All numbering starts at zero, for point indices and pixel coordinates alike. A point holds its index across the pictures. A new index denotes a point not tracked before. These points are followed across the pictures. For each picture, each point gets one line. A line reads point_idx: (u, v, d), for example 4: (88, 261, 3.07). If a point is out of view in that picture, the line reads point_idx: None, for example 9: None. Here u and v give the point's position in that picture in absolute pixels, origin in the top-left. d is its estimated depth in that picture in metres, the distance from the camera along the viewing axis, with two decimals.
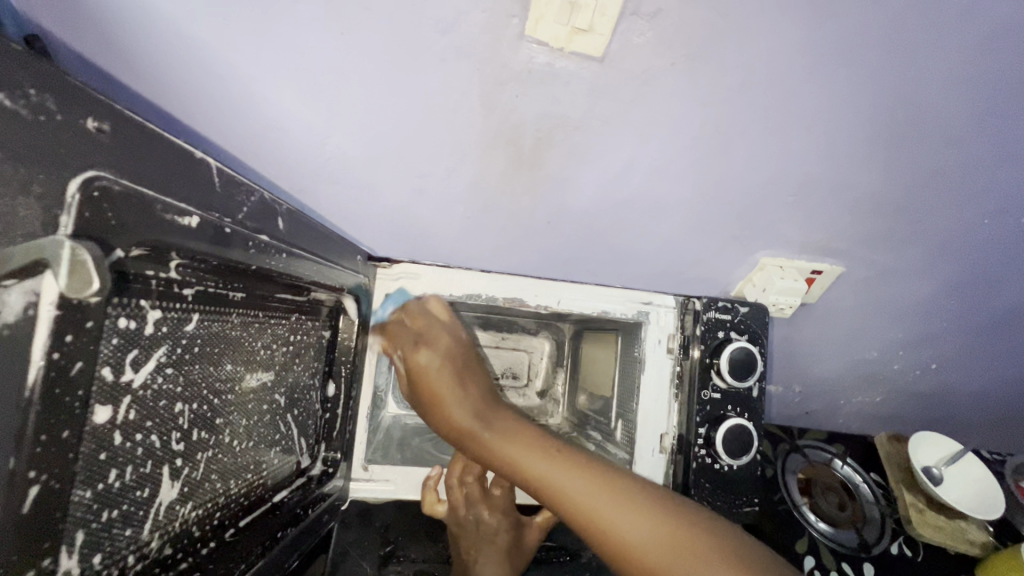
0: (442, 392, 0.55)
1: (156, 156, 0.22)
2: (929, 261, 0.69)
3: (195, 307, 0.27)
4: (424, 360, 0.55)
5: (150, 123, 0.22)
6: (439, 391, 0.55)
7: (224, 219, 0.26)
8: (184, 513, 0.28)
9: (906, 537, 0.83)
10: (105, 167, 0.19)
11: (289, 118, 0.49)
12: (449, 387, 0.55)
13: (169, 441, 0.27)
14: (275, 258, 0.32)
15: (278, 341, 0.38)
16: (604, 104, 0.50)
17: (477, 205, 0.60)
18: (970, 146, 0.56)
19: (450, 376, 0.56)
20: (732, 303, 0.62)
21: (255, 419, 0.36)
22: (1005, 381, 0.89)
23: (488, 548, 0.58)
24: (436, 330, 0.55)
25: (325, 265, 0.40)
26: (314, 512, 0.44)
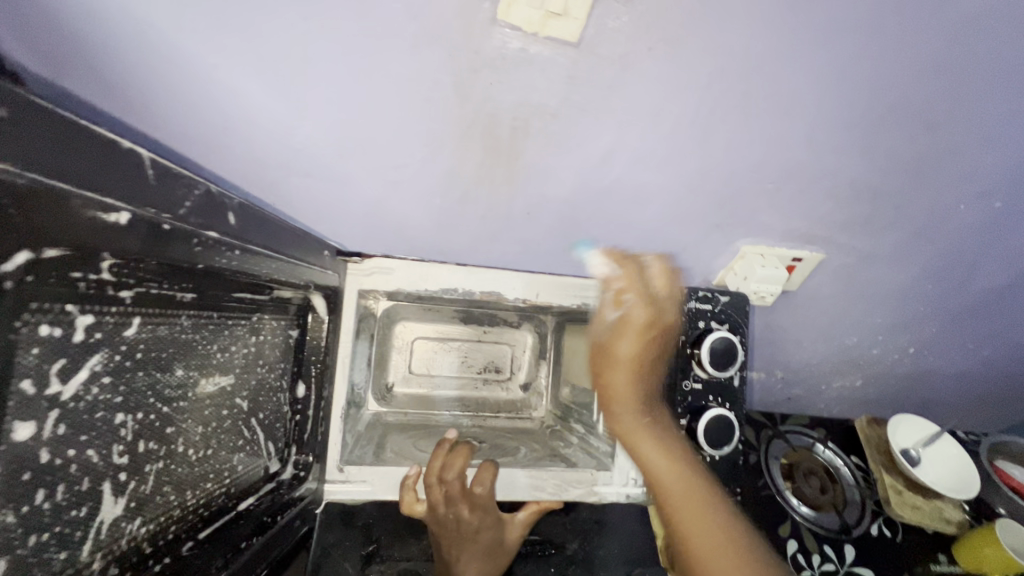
0: (615, 359, 0.58)
1: (75, 146, 0.20)
2: (907, 245, 0.69)
3: (136, 310, 0.25)
4: (631, 323, 0.58)
5: (63, 111, 0.20)
6: (623, 353, 0.58)
7: (162, 216, 0.24)
8: (133, 530, 0.26)
9: (885, 518, 0.84)
10: (10, 160, 0.17)
11: (251, 108, 0.47)
12: (630, 355, 0.57)
13: (110, 454, 0.25)
14: (225, 255, 0.30)
15: (238, 343, 0.37)
16: (581, 90, 0.48)
17: (453, 196, 0.58)
18: (947, 130, 0.56)
19: (640, 349, 0.58)
20: (712, 293, 0.61)
21: (213, 426, 0.34)
22: (979, 364, 0.91)
23: (470, 548, 0.57)
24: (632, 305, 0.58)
25: (286, 262, 0.38)
26: (284, 518, 0.42)
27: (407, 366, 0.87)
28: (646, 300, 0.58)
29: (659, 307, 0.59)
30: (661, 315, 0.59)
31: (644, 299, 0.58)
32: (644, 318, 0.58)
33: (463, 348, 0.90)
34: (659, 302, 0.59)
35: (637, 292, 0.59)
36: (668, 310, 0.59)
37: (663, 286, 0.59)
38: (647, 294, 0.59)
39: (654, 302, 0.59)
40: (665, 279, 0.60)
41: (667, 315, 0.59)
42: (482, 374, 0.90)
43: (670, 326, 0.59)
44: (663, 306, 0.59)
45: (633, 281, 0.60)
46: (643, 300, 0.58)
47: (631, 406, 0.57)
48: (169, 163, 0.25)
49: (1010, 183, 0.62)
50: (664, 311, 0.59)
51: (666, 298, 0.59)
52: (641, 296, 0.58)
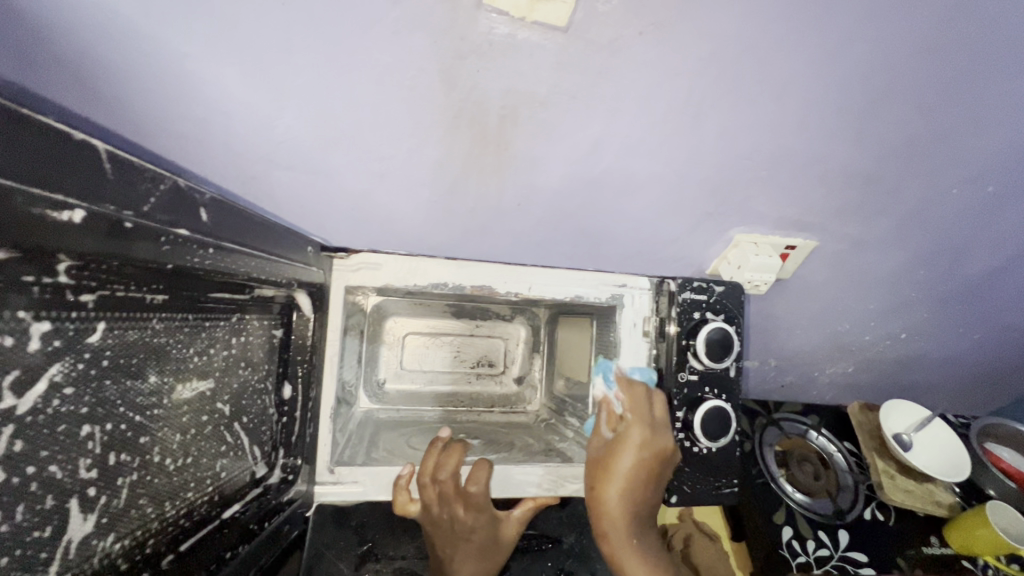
0: (610, 487, 0.56)
1: (19, 138, 0.18)
2: (900, 231, 0.68)
3: (100, 314, 0.24)
4: (628, 449, 0.56)
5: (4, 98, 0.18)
6: (614, 499, 0.56)
7: (122, 213, 0.23)
8: (106, 547, 0.25)
9: (878, 503, 0.84)
10: None
11: (228, 100, 0.45)
12: (621, 494, 0.56)
13: (77, 469, 0.23)
14: (197, 254, 0.28)
15: (217, 345, 0.35)
16: (571, 78, 0.47)
17: (441, 189, 0.56)
18: (941, 114, 0.55)
19: (637, 478, 0.56)
20: (707, 283, 0.60)
21: (193, 433, 0.33)
22: (971, 349, 0.91)
23: (465, 547, 0.56)
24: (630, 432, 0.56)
25: (266, 259, 0.36)
26: (273, 523, 0.41)
27: (399, 361, 0.86)
28: (641, 439, 0.56)
29: (650, 429, 0.57)
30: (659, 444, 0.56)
31: (637, 425, 0.57)
32: (639, 450, 0.56)
33: (455, 342, 0.89)
34: (656, 427, 0.57)
35: (634, 435, 0.56)
36: (664, 433, 0.57)
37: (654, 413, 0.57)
38: (643, 427, 0.57)
39: (649, 433, 0.57)
40: (661, 407, 0.58)
41: (659, 441, 0.56)
42: (475, 369, 0.90)
43: (667, 451, 0.56)
44: (656, 442, 0.56)
45: (634, 409, 0.58)
46: (640, 440, 0.56)
47: (625, 528, 0.56)
48: (130, 156, 0.24)
49: (1004, 166, 0.61)
50: (657, 439, 0.56)
51: (660, 431, 0.57)
52: (641, 429, 0.56)
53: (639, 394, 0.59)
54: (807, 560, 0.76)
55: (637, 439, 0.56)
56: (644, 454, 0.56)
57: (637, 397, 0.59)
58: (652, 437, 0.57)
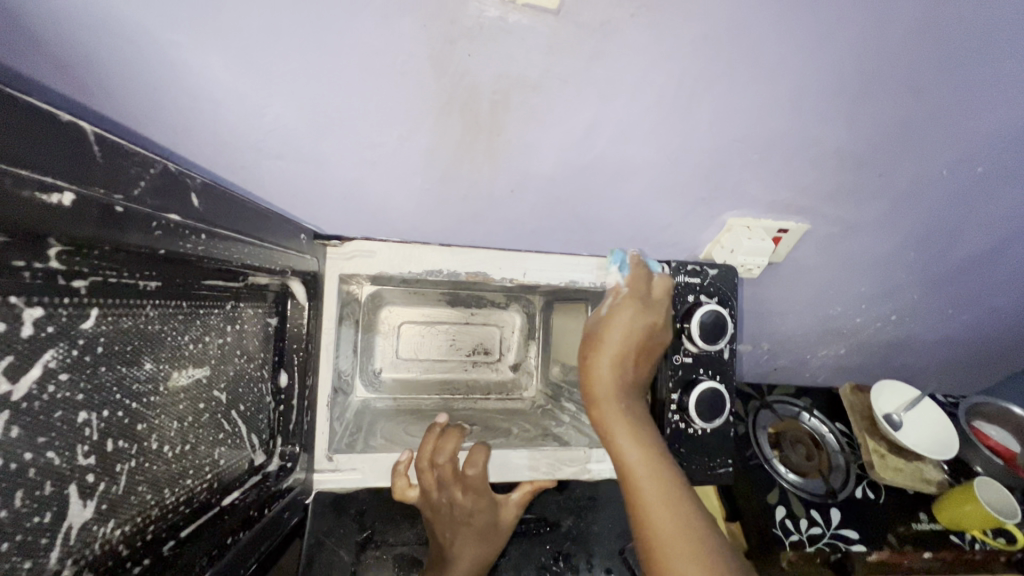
0: (604, 355, 0.55)
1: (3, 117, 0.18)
2: (891, 213, 0.69)
3: (93, 300, 0.23)
4: (621, 322, 0.55)
5: None
6: (606, 361, 0.55)
7: (112, 197, 0.22)
8: (106, 533, 0.25)
9: (869, 481, 0.85)
10: None
11: (215, 86, 0.44)
12: (614, 356, 0.54)
13: (75, 455, 0.23)
14: (188, 240, 0.28)
15: (212, 332, 0.35)
16: (562, 61, 0.47)
17: (433, 176, 0.56)
18: (932, 94, 0.55)
19: (629, 352, 0.55)
20: (701, 266, 0.61)
21: (190, 420, 0.33)
22: (960, 329, 0.92)
23: (464, 530, 0.58)
24: (633, 283, 0.58)
25: (259, 246, 0.36)
26: (272, 510, 0.41)
27: (395, 350, 0.86)
28: (636, 305, 0.56)
29: (646, 301, 0.57)
30: (655, 322, 0.57)
31: (634, 302, 0.56)
32: (636, 321, 0.55)
33: (451, 331, 0.90)
34: (651, 305, 0.57)
35: (632, 302, 0.57)
36: (658, 313, 0.57)
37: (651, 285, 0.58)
38: (638, 297, 0.57)
39: (642, 302, 0.57)
40: (661, 290, 0.58)
41: (653, 309, 0.57)
42: (472, 357, 0.90)
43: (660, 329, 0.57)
44: (649, 313, 0.56)
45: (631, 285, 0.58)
46: (634, 306, 0.56)
47: (615, 397, 0.54)
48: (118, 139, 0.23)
49: (992, 147, 0.61)
50: (650, 313, 0.56)
51: (656, 307, 0.57)
52: (636, 303, 0.56)
53: (640, 273, 0.59)
54: (800, 538, 0.75)
55: (631, 309, 0.56)
56: (640, 330, 0.55)
57: (634, 278, 0.58)
58: (648, 315, 0.56)
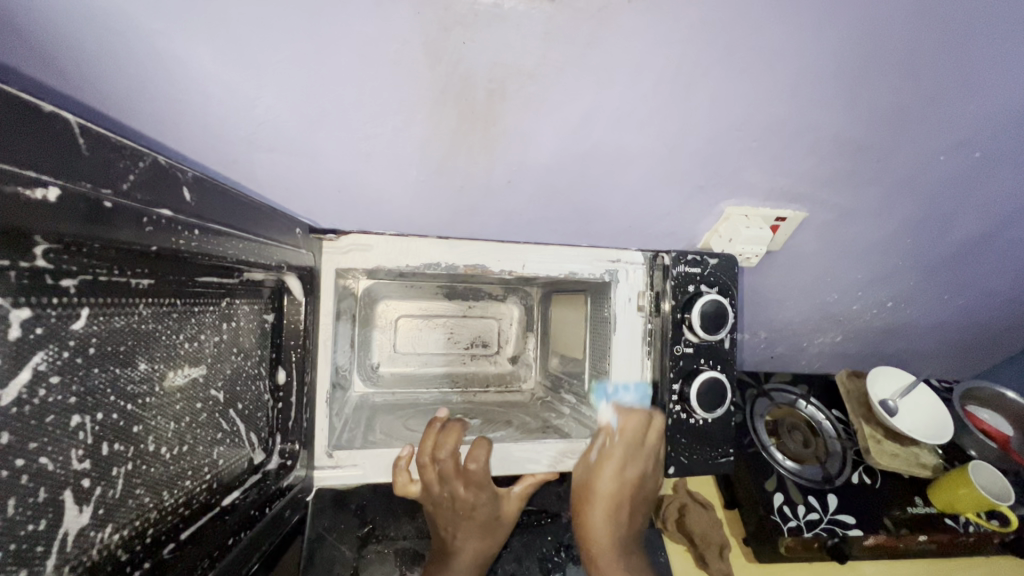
0: (596, 510, 0.61)
1: None
2: (888, 200, 0.68)
3: (83, 300, 0.23)
4: (612, 464, 0.60)
5: None
6: (599, 518, 0.60)
7: (101, 192, 0.21)
8: (104, 538, 0.25)
9: (865, 467, 0.85)
10: None
11: (204, 79, 0.43)
12: (605, 515, 0.60)
13: (69, 460, 0.22)
14: (181, 236, 0.27)
15: (207, 331, 0.34)
16: (559, 49, 0.46)
17: (430, 167, 0.55)
18: (931, 79, 0.54)
19: (620, 500, 0.61)
20: (701, 256, 0.60)
21: (188, 421, 0.32)
22: (955, 315, 0.92)
23: (466, 525, 0.57)
24: (625, 444, 0.60)
25: (254, 242, 0.35)
26: (274, 509, 0.40)
27: (392, 344, 0.85)
28: (624, 461, 0.60)
29: (636, 458, 0.60)
30: (644, 475, 0.61)
31: (623, 455, 0.60)
32: (621, 480, 0.60)
33: (449, 324, 0.89)
34: (641, 455, 0.60)
35: (625, 452, 0.60)
36: (649, 455, 0.60)
37: (646, 435, 0.60)
38: (630, 458, 0.60)
39: (632, 454, 0.60)
40: (654, 432, 0.60)
41: (643, 457, 0.60)
42: (470, 350, 0.90)
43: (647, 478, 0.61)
44: (637, 461, 0.60)
45: (624, 429, 0.60)
46: (624, 456, 0.60)
47: (610, 546, 0.60)
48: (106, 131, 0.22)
49: (991, 132, 0.61)
50: (639, 452, 0.60)
51: (647, 459, 0.60)
52: (626, 450, 0.60)
53: (633, 417, 0.60)
54: (798, 524, 0.76)
55: (621, 455, 0.60)
56: (629, 459, 0.60)
57: (625, 424, 0.60)
58: (635, 464, 0.60)
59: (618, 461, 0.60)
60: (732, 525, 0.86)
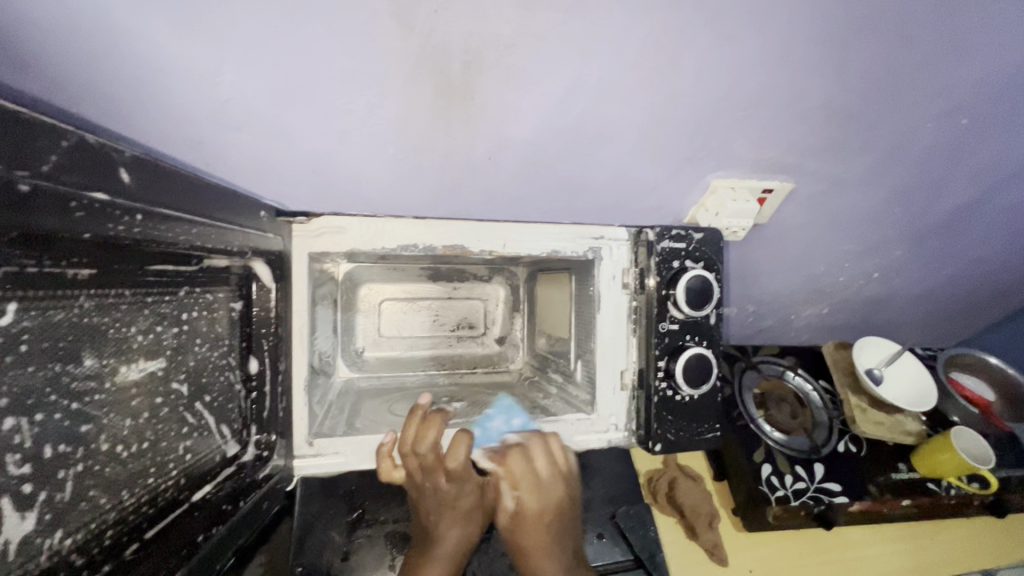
0: (536, 536, 0.55)
1: None
2: (876, 169, 0.67)
3: (11, 294, 0.21)
4: (524, 501, 0.55)
5: None
6: (536, 547, 0.55)
7: (18, 173, 0.19)
8: (54, 544, 0.23)
9: (851, 436, 0.86)
10: None
11: (156, 54, 0.40)
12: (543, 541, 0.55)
13: (6, 464, 0.21)
14: (119, 221, 0.25)
15: (164, 322, 0.32)
16: (535, 15, 0.43)
17: (406, 144, 0.52)
18: (920, 42, 0.53)
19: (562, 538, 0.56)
20: (686, 231, 0.58)
21: (147, 416, 0.31)
22: (941, 283, 0.92)
23: (449, 514, 0.56)
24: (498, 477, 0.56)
25: (211, 226, 0.33)
26: (249, 501, 0.39)
27: (377, 328, 0.84)
28: (532, 497, 0.55)
29: (547, 487, 0.56)
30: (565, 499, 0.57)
31: (550, 491, 0.56)
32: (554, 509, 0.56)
33: (434, 307, 0.87)
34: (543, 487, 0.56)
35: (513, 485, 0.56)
36: (553, 486, 0.56)
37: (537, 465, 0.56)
38: (544, 492, 0.55)
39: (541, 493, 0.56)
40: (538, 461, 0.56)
41: (529, 489, 0.56)
42: (456, 332, 0.89)
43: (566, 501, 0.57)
44: (535, 495, 0.55)
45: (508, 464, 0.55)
46: (526, 486, 0.55)
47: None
48: (19, 106, 0.20)
49: (979, 96, 0.59)
50: (532, 483, 0.55)
51: (551, 488, 0.56)
52: (529, 483, 0.55)
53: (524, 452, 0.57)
54: (785, 493, 0.77)
55: (526, 487, 0.55)
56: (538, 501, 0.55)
57: (537, 452, 0.56)
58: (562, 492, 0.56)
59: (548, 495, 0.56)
60: (721, 496, 0.87)
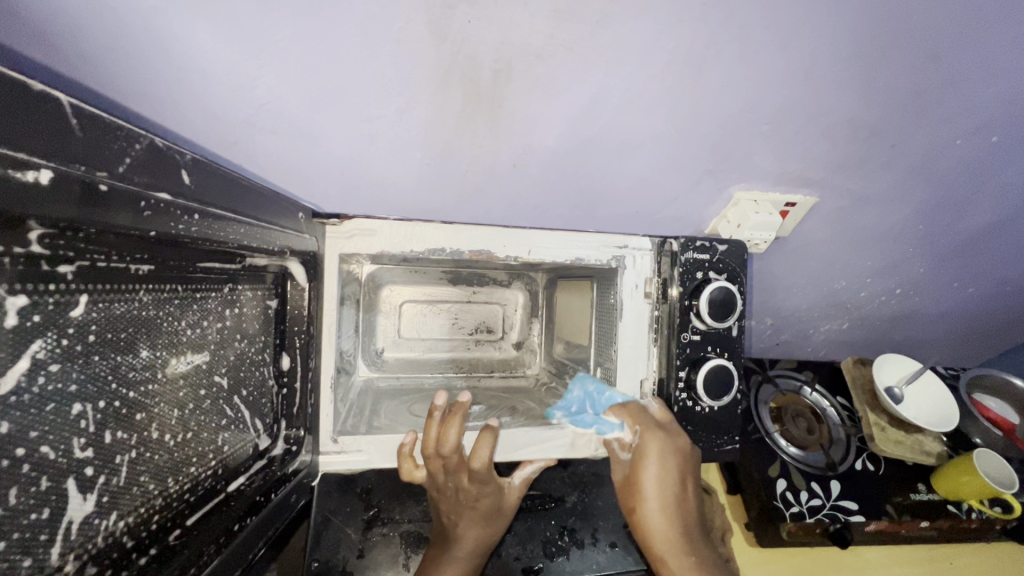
0: (646, 505, 0.58)
1: None
2: (902, 185, 0.67)
3: (81, 287, 0.22)
4: (653, 462, 0.57)
5: None
6: (651, 517, 0.57)
7: (96, 175, 0.21)
8: (109, 526, 0.25)
9: (869, 454, 0.85)
10: None
11: (204, 59, 0.42)
12: (655, 510, 0.57)
13: (71, 449, 0.22)
14: (181, 221, 0.26)
15: (209, 317, 0.34)
16: (567, 26, 0.44)
17: (435, 149, 0.53)
18: (950, 58, 0.53)
19: (664, 490, 0.57)
20: (710, 242, 0.58)
21: (191, 407, 0.32)
22: (965, 302, 0.91)
23: (469, 512, 0.58)
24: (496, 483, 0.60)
25: (256, 227, 0.34)
26: (279, 493, 0.40)
27: (396, 330, 0.86)
28: (658, 450, 0.57)
29: (672, 444, 0.57)
30: (660, 445, 0.57)
31: (655, 444, 0.57)
32: (654, 460, 0.57)
33: (453, 310, 0.89)
34: (659, 436, 0.57)
35: (642, 450, 0.58)
36: (680, 439, 0.58)
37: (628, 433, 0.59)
38: (664, 441, 0.57)
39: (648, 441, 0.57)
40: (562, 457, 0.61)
41: (678, 448, 0.57)
42: (474, 335, 0.90)
43: (664, 451, 0.57)
44: (673, 445, 0.57)
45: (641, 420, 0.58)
46: (670, 446, 0.57)
47: (665, 538, 0.56)
48: (100, 111, 0.21)
49: (1008, 114, 0.59)
50: (676, 442, 0.57)
51: (652, 436, 0.57)
52: (657, 438, 0.57)
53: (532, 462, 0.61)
54: (800, 509, 0.76)
55: (676, 449, 0.57)
56: (648, 450, 0.57)
57: (637, 414, 0.59)
58: (660, 444, 0.57)
59: (642, 439, 0.58)
60: (734, 510, 0.86)
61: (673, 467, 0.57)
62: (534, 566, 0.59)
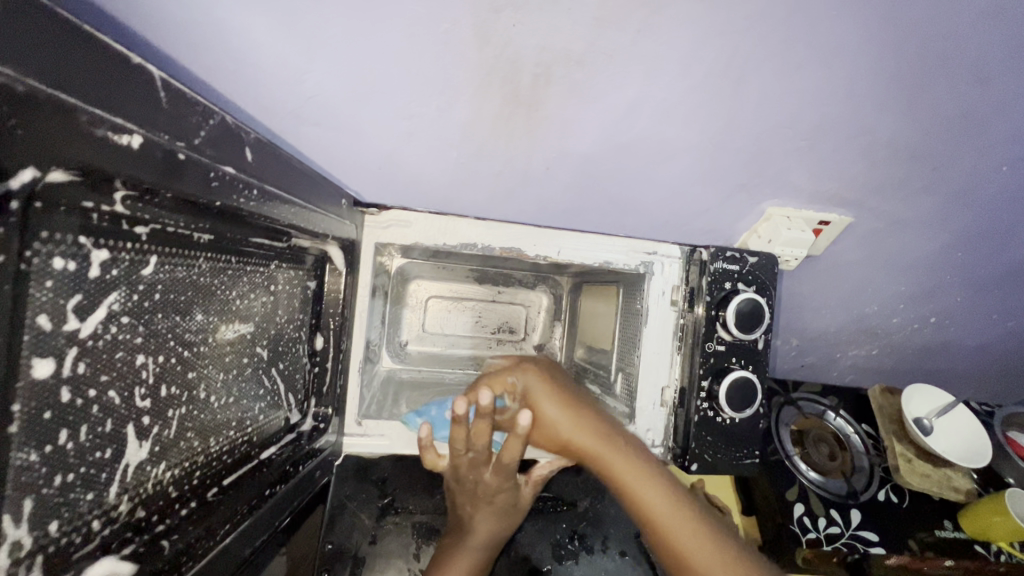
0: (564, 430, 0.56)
1: (96, 63, 0.18)
2: (943, 211, 0.65)
3: (152, 248, 0.24)
4: (539, 393, 0.59)
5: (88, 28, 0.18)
6: (576, 434, 0.56)
7: (176, 144, 0.23)
8: (158, 474, 0.26)
9: (893, 485, 0.82)
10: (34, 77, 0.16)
11: (258, 56, 0.43)
12: (574, 426, 0.56)
13: (133, 397, 0.24)
14: (243, 194, 0.28)
15: (257, 290, 0.35)
16: (609, 35, 0.45)
17: (470, 148, 0.55)
18: (998, 85, 0.52)
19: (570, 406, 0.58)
20: (740, 254, 0.59)
21: (235, 373, 0.34)
22: (1005, 335, 0.88)
23: (486, 507, 0.59)
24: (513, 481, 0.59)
25: (305, 208, 0.36)
26: (305, 468, 0.42)
27: (421, 324, 0.87)
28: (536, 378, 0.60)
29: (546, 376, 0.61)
30: (539, 373, 0.61)
31: (535, 375, 0.60)
32: (541, 387, 0.59)
33: (477, 308, 0.90)
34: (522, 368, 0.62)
35: (530, 390, 0.59)
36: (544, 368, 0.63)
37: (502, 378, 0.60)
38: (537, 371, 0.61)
39: (524, 376, 0.61)
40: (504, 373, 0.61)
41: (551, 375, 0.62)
42: (497, 335, 0.91)
43: (542, 380, 0.60)
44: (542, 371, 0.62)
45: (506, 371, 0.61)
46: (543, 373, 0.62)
47: (597, 443, 0.55)
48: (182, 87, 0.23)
49: None
50: (545, 373, 0.62)
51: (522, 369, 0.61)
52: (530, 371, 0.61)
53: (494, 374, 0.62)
54: (817, 536, 0.75)
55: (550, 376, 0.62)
56: (527, 378, 0.60)
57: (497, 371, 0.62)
58: (537, 376, 0.61)
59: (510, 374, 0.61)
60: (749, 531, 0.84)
61: (561, 388, 0.60)
62: (541, 567, 0.60)
